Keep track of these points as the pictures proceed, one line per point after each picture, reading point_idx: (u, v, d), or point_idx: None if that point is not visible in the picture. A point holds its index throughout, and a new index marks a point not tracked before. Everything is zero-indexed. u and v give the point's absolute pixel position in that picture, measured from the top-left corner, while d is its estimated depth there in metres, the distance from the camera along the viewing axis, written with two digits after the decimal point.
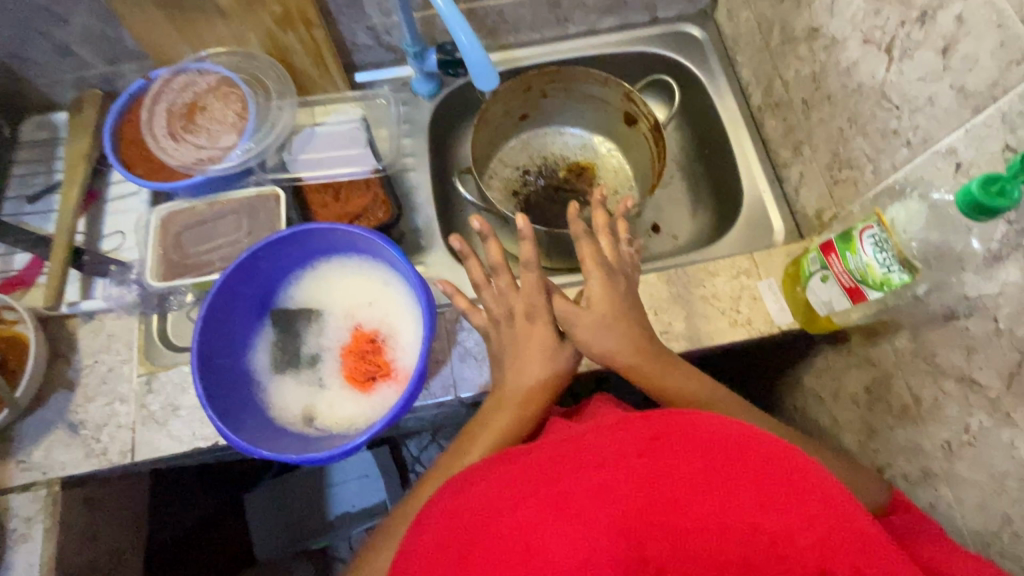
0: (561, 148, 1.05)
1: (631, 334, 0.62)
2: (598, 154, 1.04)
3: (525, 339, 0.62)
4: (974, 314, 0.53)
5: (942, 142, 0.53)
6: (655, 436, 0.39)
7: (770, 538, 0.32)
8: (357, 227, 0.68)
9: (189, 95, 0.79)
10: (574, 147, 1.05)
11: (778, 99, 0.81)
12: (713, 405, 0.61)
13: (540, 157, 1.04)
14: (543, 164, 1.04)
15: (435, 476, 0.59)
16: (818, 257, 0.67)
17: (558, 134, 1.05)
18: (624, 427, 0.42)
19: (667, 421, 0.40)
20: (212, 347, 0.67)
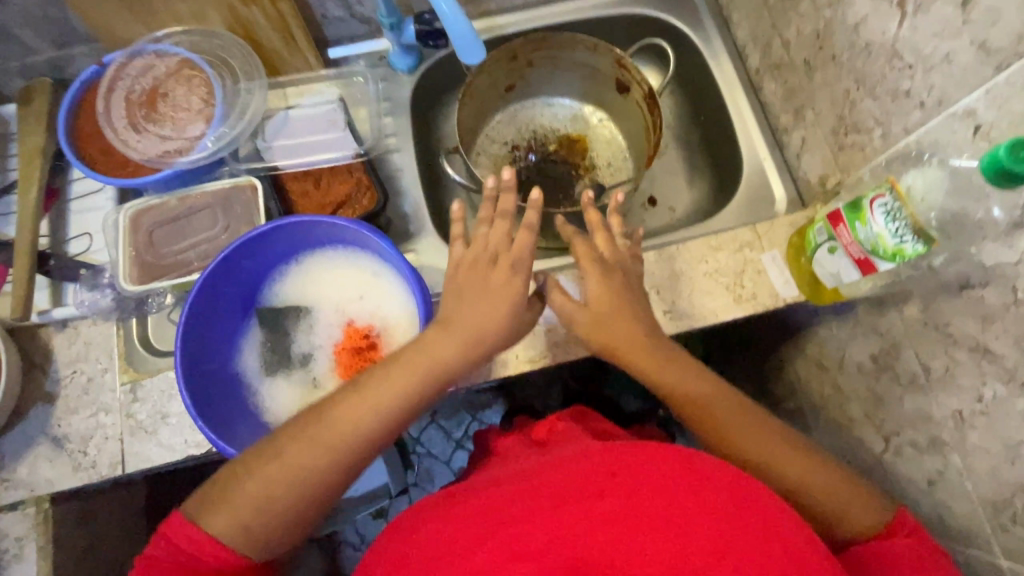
0: (550, 121, 1.00)
1: (630, 328, 0.61)
2: (589, 126, 0.99)
3: (493, 285, 0.58)
4: (990, 283, 0.51)
5: (960, 103, 0.50)
6: (613, 470, 0.45)
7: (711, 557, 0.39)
8: (342, 219, 0.64)
9: (146, 81, 0.72)
10: (564, 119, 1.00)
11: (778, 60, 0.77)
12: (713, 405, 0.59)
13: (529, 130, 1.00)
14: (532, 138, 0.99)
15: (359, 401, 0.55)
16: (824, 227, 0.65)
17: (547, 107, 1.00)
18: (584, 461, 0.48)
19: (653, 456, 0.46)
20: (197, 354, 0.64)
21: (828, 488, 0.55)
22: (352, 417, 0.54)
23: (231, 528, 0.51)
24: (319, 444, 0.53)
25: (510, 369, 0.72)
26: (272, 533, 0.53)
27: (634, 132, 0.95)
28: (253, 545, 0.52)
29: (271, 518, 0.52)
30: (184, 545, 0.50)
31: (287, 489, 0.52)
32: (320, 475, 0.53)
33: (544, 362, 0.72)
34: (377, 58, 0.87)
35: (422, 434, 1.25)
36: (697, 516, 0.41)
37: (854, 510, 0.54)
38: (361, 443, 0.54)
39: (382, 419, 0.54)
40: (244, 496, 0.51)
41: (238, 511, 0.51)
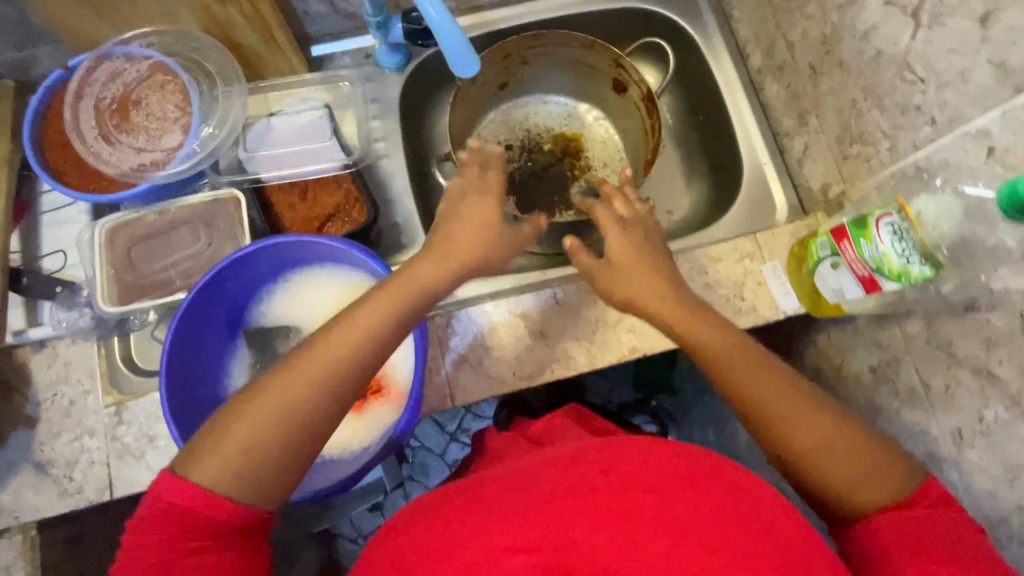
0: (545, 119, 0.97)
1: (655, 283, 0.59)
2: (586, 125, 0.96)
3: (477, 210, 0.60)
4: (997, 308, 0.50)
5: (973, 123, 0.49)
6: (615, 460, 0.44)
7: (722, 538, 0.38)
8: (333, 238, 0.61)
9: (117, 87, 0.68)
10: (559, 118, 0.96)
11: (781, 62, 0.74)
12: (730, 361, 0.51)
13: (523, 129, 0.96)
14: (527, 137, 0.95)
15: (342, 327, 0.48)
16: (828, 241, 0.63)
17: (542, 105, 0.97)
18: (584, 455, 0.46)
19: (656, 441, 0.45)
20: (184, 380, 0.61)
21: (841, 450, 0.46)
22: (348, 343, 0.47)
23: (221, 478, 0.42)
24: (311, 376, 0.45)
25: (507, 385, 0.71)
26: (266, 489, 0.44)
27: (633, 133, 0.92)
28: (249, 498, 0.43)
29: (263, 466, 0.43)
30: (174, 503, 0.42)
31: (275, 433, 0.44)
32: (314, 416, 0.45)
33: (542, 377, 0.71)
34: (363, 56, 0.82)
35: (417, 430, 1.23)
36: (709, 501, 0.40)
37: (867, 481, 0.45)
38: (359, 373, 0.47)
39: (378, 346, 0.48)
40: (231, 441, 0.43)
41: (228, 454, 0.43)
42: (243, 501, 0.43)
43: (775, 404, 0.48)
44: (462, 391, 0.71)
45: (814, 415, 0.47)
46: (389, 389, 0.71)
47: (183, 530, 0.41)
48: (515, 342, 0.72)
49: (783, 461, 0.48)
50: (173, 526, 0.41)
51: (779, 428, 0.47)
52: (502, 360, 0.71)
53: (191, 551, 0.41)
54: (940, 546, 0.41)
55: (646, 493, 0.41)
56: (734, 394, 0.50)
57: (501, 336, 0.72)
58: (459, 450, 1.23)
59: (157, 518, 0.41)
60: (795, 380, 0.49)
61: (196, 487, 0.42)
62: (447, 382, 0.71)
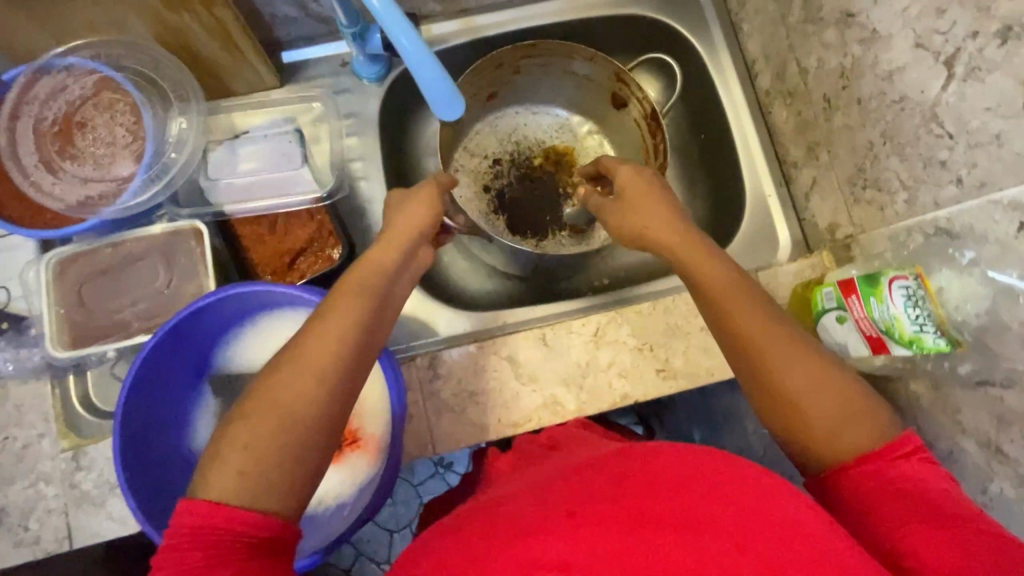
0: (536, 130, 0.90)
1: (661, 210, 0.57)
2: (580, 140, 0.90)
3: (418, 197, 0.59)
4: (1013, 387, 0.46)
5: (1004, 192, 0.44)
6: (623, 478, 0.42)
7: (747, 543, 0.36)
8: (302, 288, 0.56)
9: (59, 106, 0.60)
10: (551, 129, 0.90)
11: (792, 87, 0.69)
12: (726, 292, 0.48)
13: (513, 142, 0.89)
14: (516, 151, 0.89)
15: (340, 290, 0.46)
16: (834, 292, 0.58)
17: (534, 114, 0.89)
18: (592, 477, 0.43)
19: (660, 456, 0.43)
20: (144, 440, 0.57)
21: (819, 389, 0.42)
22: (344, 320, 0.43)
23: (231, 485, 0.36)
24: (308, 359, 0.40)
25: (491, 434, 0.67)
26: (281, 496, 0.37)
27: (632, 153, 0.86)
28: (271, 505, 0.37)
29: (273, 466, 0.37)
30: (191, 533, 0.35)
31: (276, 433, 0.38)
32: (316, 402, 0.39)
33: (527, 426, 0.67)
34: (339, 65, 0.75)
35: None
36: (728, 503, 0.38)
37: (842, 425, 0.41)
38: (356, 348, 0.42)
39: (370, 322, 0.44)
40: (232, 442, 0.37)
41: (230, 459, 0.37)
42: (262, 507, 0.36)
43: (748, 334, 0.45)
44: (443, 438, 0.67)
45: (794, 349, 0.44)
46: (368, 440, 0.67)
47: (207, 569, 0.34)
48: (500, 387, 0.67)
49: (758, 397, 0.45)
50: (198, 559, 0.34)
51: (757, 359, 0.44)
52: (486, 407, 0.67)
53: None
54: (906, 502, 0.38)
55: (651, 497, 0.39)
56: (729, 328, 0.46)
57: (486, 381, 0.68)
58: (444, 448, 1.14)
59: (173, 557, 0.34)
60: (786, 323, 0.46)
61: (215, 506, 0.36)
62: (428, 429, 0.67)
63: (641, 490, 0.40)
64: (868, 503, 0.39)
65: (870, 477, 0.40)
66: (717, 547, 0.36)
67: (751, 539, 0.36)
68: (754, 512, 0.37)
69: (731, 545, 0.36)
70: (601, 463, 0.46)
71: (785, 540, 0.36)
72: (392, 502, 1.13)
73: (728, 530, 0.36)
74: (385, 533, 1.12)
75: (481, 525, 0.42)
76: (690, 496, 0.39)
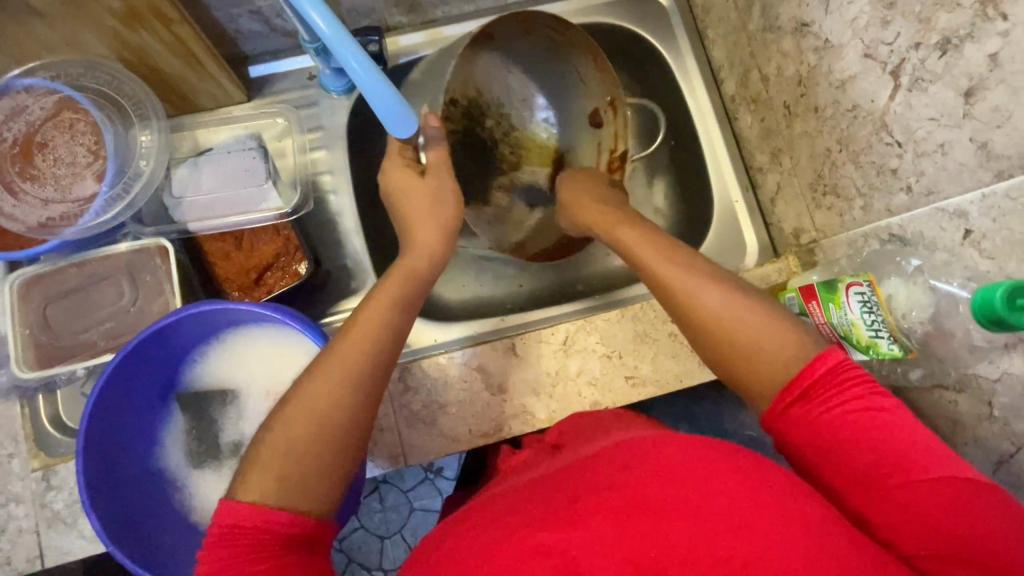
0: (510, 85, 0.75)
1: (626, 214, 0.62)
2: (533, 124, 0.77)
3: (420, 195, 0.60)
4: (964, 391, 0.47)
5: (950, 200, 0.45)
6: (624, 465, 0.42)
7: (738, 531, 0.36)
8: (266, 306, 0.56)
9: (19, 126, 0.60)
10: (519, 88, 0.75)
11: (755, 94, 0.69)
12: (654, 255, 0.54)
13: (475, 88, 0.72)
14: (474, 102, 0.72)
15: (373, 306, 0.51)
16: (796, 299, 0.58)
17: (524, 66, 0.74)
18: (589, 464, 0.44)
19: (660, 442, 0.43)
20: (111, 458, 0.57)
21: (743, 312, 0.47)
22: (369, 332, 0.49)
23: (271, 488, 0.42)
24: (333, 372, 0.46)
25: (462, 444, 0.67)
26: (312, 496, 0.43)
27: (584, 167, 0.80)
28: (307, 507, 0.43)
29: (306, 470, 0.43)
30: (230, 530, 0.41)
31: (306, 432, 0.44)
32: (342, 409, 0.46)
33: (498, 435, 0.67)
34: (305, 78, 0.75)
35: None
36: (724, 491, 0.38)
37: (769, 339, 0.45)
38: (377, 359, 0.49)
39: (392, 330, 0.51)
40: (269, 449, 0.43)
41: (268, 464, 0.43)
42: (294, 507, 0.43)
43: (673, 278, 0.51)
44: (415, 449, 0.67)
45: (711, 283, 0.49)
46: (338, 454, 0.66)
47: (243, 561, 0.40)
48: (470, 399, 0.68)
49: (699, 335, 0.49)
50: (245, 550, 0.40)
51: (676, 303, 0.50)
52: (457, 417, 0.67)
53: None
54: (864, 453, 0.40)
55: (648, 485, 0.39)
56: (654, 281, 0.52)
57: (456, 393, 0.68)
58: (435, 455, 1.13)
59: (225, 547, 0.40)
60: (701, 266, 0.51)
61: (248, 509, 0.41)
62: (399, 441, 0.67)
63: (642, 477, 0.40)
64: (833, 470, 0.41)
65: (825, 430, 0.41)
66: (714, 531, 0.36)
67: (751, 523, 0.36)
68: (757, 500, 0.37)
69: (731, 529, 0.36)
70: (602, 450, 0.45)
71: (779, 528, 0.36)
72: (382, 508, 1.13)
73: (730, 513, 0.37)
74: (376, 540, 1.12)
75: (471, 523, 0.43)
76: (686, 480, 0.39)
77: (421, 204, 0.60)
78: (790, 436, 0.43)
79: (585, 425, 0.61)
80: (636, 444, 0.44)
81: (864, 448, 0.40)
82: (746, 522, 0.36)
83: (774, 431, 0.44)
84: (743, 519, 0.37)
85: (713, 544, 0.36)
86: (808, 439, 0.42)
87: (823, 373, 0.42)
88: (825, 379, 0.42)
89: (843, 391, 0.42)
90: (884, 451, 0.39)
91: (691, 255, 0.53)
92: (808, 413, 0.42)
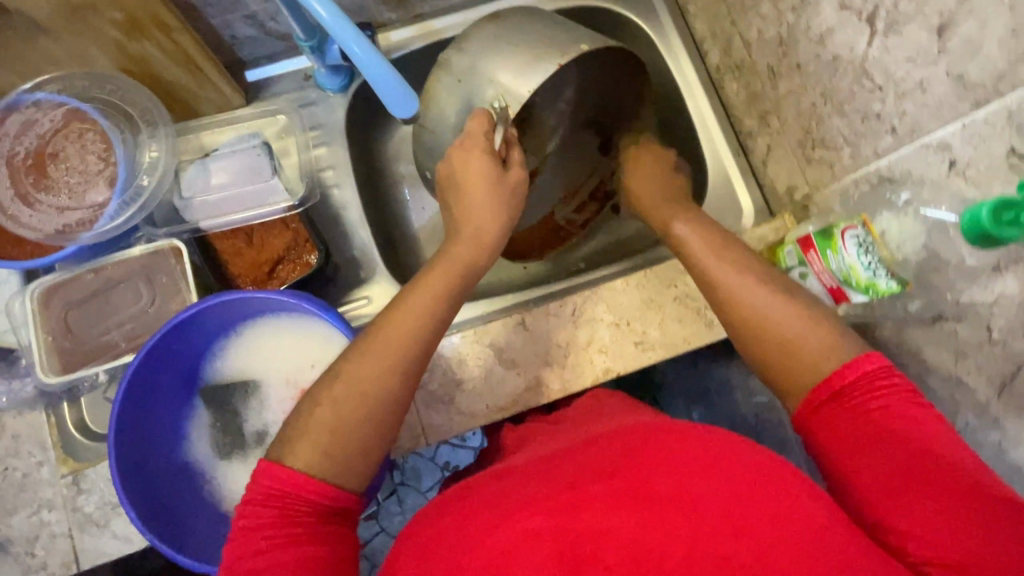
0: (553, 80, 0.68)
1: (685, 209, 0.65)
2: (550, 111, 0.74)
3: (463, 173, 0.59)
4: (964, 320, 0.49)
5: (934, 135, 0.47)
6: (622, 457, 0.43)
7: (736, 529, 0.37)
8: (280, 291, 0.58)
9: (31, 140, 0.62)
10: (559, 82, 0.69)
11: (738, 61, 0.71)
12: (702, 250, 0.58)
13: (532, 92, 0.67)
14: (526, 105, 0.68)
15: (418, 290, 0.52)
16: (795, 251, 0.60)
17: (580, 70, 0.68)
18: (592, 452, 0.45)
19: (663, 438, 0.44)
20: (141, 451, 0.59)
21: (786, 313, 0.49)
22: (413, 317, 0.50)
23: (316, 459, 0.44)
24: (384, 355, 0.48)
25: (481, 420, 0.69)
26: (349, 473, 0.45)
27: (573, 162, 0.80)
28: (344, 482, 0.45)
29: (352, 449, 0.45)
30: (271, 494, 0.42)
31: (357, 408, 0.46)
32: (388, 395, 0.47)
33: (515, 409, 0.69)
34: (302, 79, 0.77)
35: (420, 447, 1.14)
36: (724, 485, 0.39)
37: (808, 344, 0.47)
38: (426, 345, 0.50)
39: (439, 318, 0.52)
40: (319, 425, 0.45)
41: (317, 437, 0.44)
42: (334, 480, 0.44)
43: (721, 276, 0.54)
44: (436, 429, 0.68)
45: (757, 284, 0.52)
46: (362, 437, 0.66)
47: (274, 525, 0.42)
48: (486, 375, 0.69)
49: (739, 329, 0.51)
50: (275, 516, 0.42)
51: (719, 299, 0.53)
52: (474, 394, 0.69)
53: (282, 540, 0.41)
54: (898, 450, 0.40)
55: (652, 479, 0.40)
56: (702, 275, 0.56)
57: (471, 370, 0.69)
58: (449, 450, 1.15)
59: (258, 509, 0.42)
60: (746, 262, 0.54)
61: (291, 474, 0.43)
62: (419, 421, 0.68)
63: (640, 468, 0.41)
64: (857, 453, 0.42)
65: (856, 428, 0.42)
66: (712, 530, 0.37)
67: (749, 523, 0.37)
68: (755, 501, 0.38)
69: (730, 527, 0.37)
70: (599, 440, 0.47)
71: (777, 530, 0.37)
72: (402, 511, 1.14)
73: (727, 511, 0.38)
74: None
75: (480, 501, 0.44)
76: (687, 476, 0.40)
77: (482, 189, 0.58)
78: (819, 431, 0.44)
79: (598, 411, 0.61)
80: (636, 438, 0.45)
81: (897, 441, 0.40)
82: (744, 522, 0.37)
83: (810, 426, 0.45)
84: (741, 519, 0.37)
85: (712, 541, 0.36)
86: (837, 430, 0.43)
87: (859, 378, 0.43)
88: (872, 377, 0.43)
89: (884, 392, 0.43)
90: (917, 458, 0.39)
91: (743, 257, 0.55)
92: (839, 412, 0.44)
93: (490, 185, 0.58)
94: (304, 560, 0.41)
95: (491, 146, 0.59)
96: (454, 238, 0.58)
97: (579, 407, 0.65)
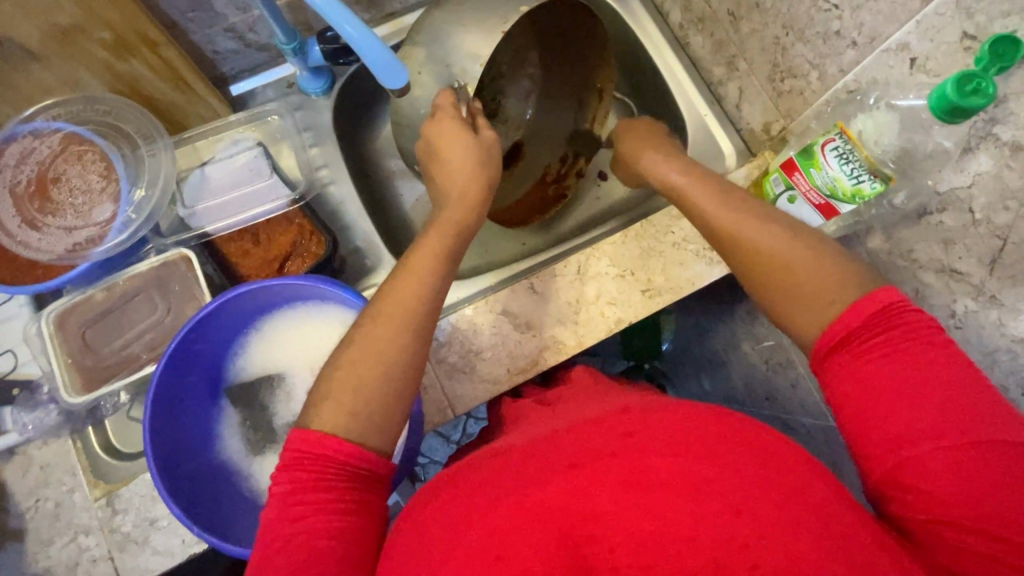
0: (513, 41, 0.77)
1: (687, 164, 0.63)
2: (520, 76, 0.81)
3: (434, 136, 0.60)
4: (948, 209, 0.51)
5: (892, 38, 0.52)
6: (628, 432, 0.44)
7: (737, 509, 0.37)
8: (292, 278, 0.59)
9: (30, 168, 0.63)
10: (521, 41, 0.77)
11: (701, 14, 0.75)
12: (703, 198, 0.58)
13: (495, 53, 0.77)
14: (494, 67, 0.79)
15: (415, 254, 0.54)
16: (780, 177, 0.62)
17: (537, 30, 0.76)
18: (602, 425, 0.46)
19: (670, 413, 0.45)
20: (174, 456, 0.59)
21: (818, 266, 0.48)
22: (416, 282, 0.51)
23: (343, 420, 0.44)
24: (393, 315, 0.49)
25: (504, 384, 0.70)
26: (380, 434, 0.46)
27: (554, 128, 0.84)
28: (368, 440, 0.45)
29: (374, 406, 0.45)
30: (306, 456, 0.43)
31: (377, 369, 0.46)
32: (404, 349, 0.48)
33: (536, 370, 0.70)
34: (286, 86, 0.80)
35: (436, 452, 1.15)
36: (732, 461, 0.40)
37: (815, 289, 0.47)
38: (434, 304, 0.51)
39: (441, 287, 0.53)
40: (341, 386, 0.45)
41: (340, 397, 0.45)
42: (367, 443, 0.45)
43: (743, 228, 0.53)
44: (462, 399, 0.70)
45: (784, 230, 0.51)
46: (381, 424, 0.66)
47: (313, 487, 0.42)
48: (502, 341, 0.71)
49: (731, 254, 0.54)
50: (308, 477, 0.42)
51: (737, 246, 0.53)
52: (494, 361, 0.70)
53: (316, 504, 0.41)
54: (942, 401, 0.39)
55: (663, 456, 0.41)
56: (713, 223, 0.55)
57: (488, 338, 0.71)
58: None
59: (294, 470, 0.42)
60: (756, 203, 0.54)
61: (321, 438, 0.43)
62: (445, 395, 0.70)
63: (646, 443, 0.42)
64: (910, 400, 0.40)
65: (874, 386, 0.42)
66: (719, 509, 0.37)
67: (754, 504, 0.37)
68: (759, 481, 0.39)
69: (731, 506, 0.37)
70: (608, 416, 0.47)
71: (782, 505, 0.37)
72: None
73: (735, 491, 0.38)
74: None
75: (511, 478, 0.43)
76: (697, 451, 0.41)
77: (463, 150, 0.59)
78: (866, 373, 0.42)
79: (606, 390, 0.61)
80: (642, 416, 0.46)
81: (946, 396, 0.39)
82: (747, 500, 0.38)
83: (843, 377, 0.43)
84: (746, 498, 0.38)
85: (715, 520, 0.37)
86: (846, 385, 0.43)
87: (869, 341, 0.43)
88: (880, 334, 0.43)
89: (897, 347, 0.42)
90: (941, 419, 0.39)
91: (748, 198, 0.56)
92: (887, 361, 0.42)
93: (469, 150, 0.59)
94: (337, 528, 0.41)
95: (460, 115, 0.60)
96: (442, 205, 0.60)
97: (575, 386, 0.65)
